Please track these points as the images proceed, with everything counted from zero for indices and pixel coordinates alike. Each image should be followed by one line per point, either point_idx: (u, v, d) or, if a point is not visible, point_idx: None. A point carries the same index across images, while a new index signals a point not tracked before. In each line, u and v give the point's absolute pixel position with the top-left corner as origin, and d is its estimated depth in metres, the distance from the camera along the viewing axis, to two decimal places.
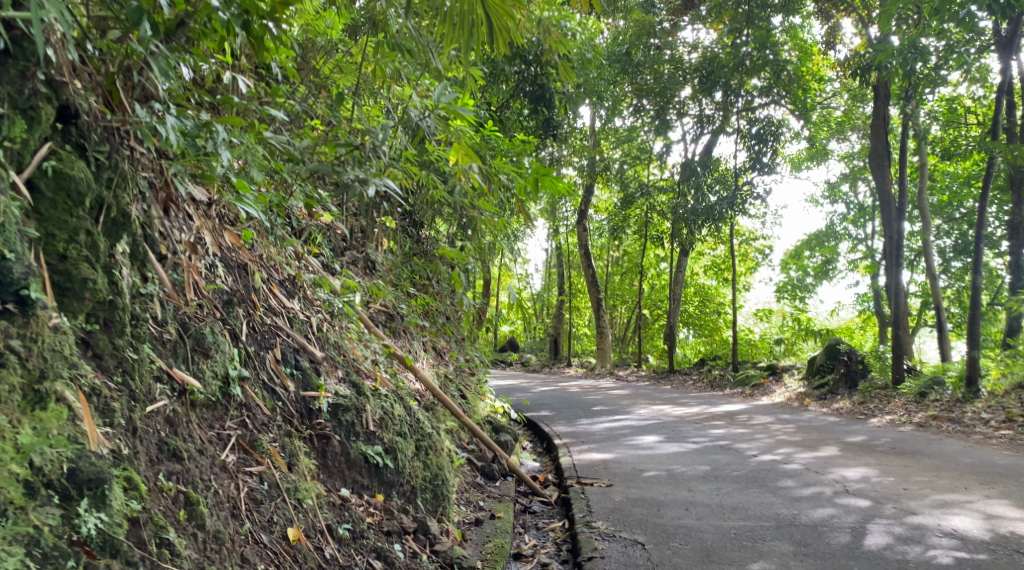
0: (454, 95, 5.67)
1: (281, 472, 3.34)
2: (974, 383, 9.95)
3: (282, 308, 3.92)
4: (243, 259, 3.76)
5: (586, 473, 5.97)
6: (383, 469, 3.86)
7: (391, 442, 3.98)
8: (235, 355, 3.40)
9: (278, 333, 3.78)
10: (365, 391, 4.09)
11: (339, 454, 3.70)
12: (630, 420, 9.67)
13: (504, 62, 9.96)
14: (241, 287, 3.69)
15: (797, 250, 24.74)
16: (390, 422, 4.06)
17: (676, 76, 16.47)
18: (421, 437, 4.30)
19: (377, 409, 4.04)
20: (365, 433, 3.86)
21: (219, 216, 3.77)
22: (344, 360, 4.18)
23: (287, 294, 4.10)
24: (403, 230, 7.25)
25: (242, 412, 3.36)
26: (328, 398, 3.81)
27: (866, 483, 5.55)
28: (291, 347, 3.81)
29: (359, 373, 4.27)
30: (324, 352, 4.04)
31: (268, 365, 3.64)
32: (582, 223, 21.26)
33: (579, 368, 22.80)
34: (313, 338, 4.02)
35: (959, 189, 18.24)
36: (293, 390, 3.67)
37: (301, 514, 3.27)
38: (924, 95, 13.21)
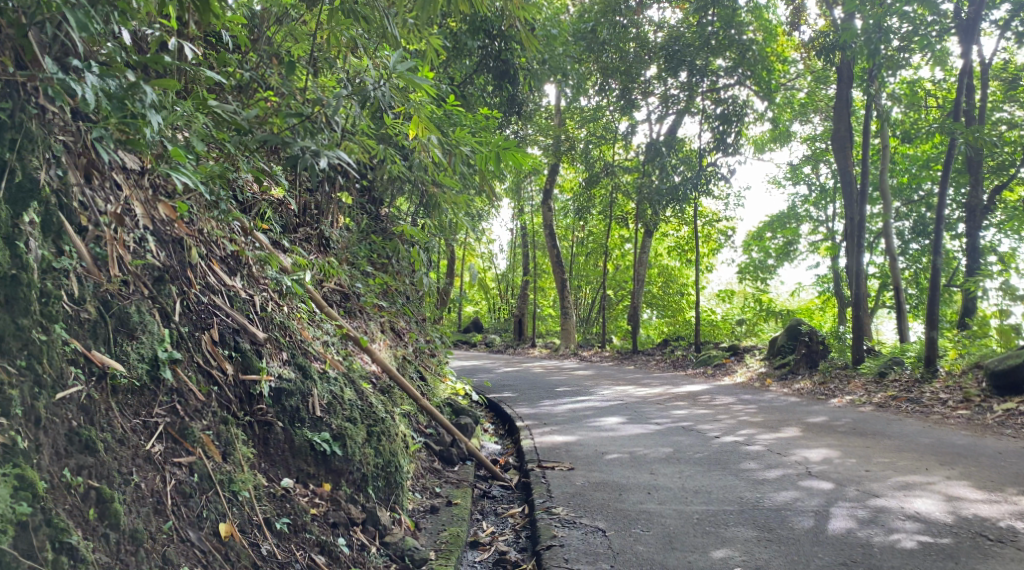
0: (411, 65, 5.47)
1: (214, 463, 3.16)
2: (931, 363, 10.02)
3: (221, 286, 3.67)
4: (178, 232, 3.48)
5: (547, 457, 5.84)
6: (331, 457, 3.70)
7: (340, 428, 3.83)
8: (165, 335, 3.18)
9: (216, 313, 3.55)
10: (312, 375, 3.92)
11: (282, 442, 3.57)
12: (593, 401, 9.58)
13: (467, 35, 9.72)
14: (175, 263, 3.41)
15: (759, 232, 24.86)
16: (338, 408, 3.93)
17: (642, 56, 16.37)
18: (373, 422, 4.11)
19: (323, 394, 3.90)
20: (311, 420, 3.72)
21: (152, 185, 3.48)
22: (292, 342, 3.99)
23: (229, 271, 3.88)
24: (360, 206, 7.02)
25: (173, 397, 3.14)
26: (271, 381, 3.65)
27: (828, 464, 5.50)
28: (230, 329, 3.57)
29: (308, 355, 4.06)
30: (267, 332, 3.82)
31: (205, 346, 3.40)
32: (547, 203, 21.13)
33: (543, 349, 22.75)
34: (255, 318, 3.79)
35: (918, 171, 18.41)
36: (231, 373, 3.46)
37: (235, 509, 3.12)
38: (887, 78, 13.26)
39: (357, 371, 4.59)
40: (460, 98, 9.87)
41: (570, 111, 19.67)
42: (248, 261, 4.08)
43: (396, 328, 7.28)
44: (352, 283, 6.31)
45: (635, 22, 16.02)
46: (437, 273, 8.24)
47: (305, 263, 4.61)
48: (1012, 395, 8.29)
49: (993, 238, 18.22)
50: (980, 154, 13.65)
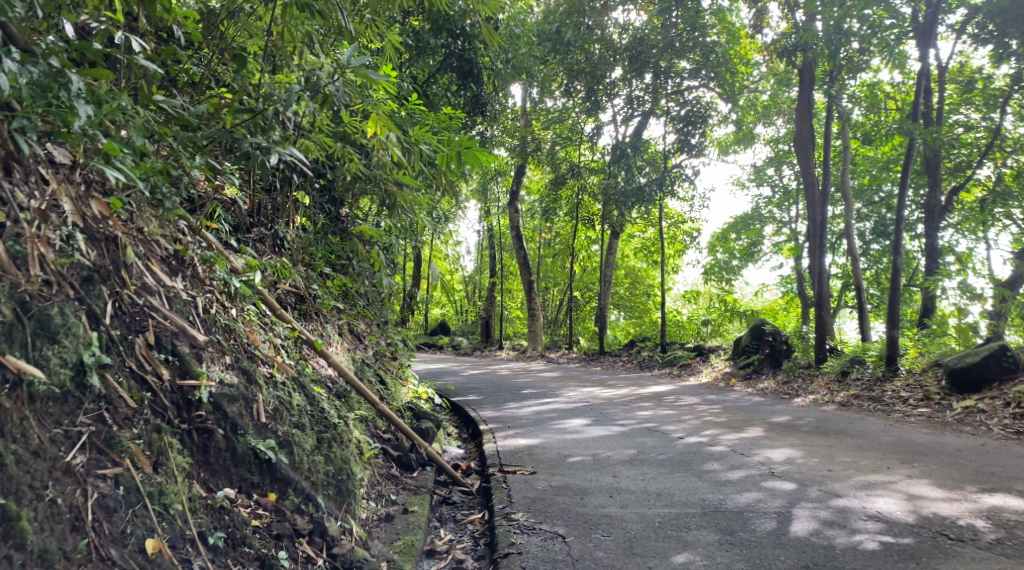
0: (367, 60, 5.30)
1: (144, 474, 3.04)
2: (892, 362, 10.09)
3: (157, 287, 3.50)
4: (111, 229, 3.34)
5: (509, 460, 5.73)
6: (276, 466, 3.60)
7: (285, 436, 3.74)
8: (92, 339, 3.07)
9: (149, 316, 3.39)
10: (258, 380, 3.79)
11: (224, 450, 3.43)
12: (558, 402, 9.50)
13: (429, 34, 9.57)
14: (108, 262, 3.29)
15: (723, 233, 25.00)
16: (285, 414, 3.84)
17: (607, 57, 16.35)
18: (324, 429, 4.02)
19: (269, 400, 3.79)
20: (256, 426, 3.60)
21: (84, 180, 3.37)
22: (237, 346, 3.85)
23: (170, 271, 3.77)
24: (318, 206, 6.86)
25: (101, 404, 3.05)
26: (212, 387, 3.47)
27: (790, 464, 5.47)
28: (168, 331, 3.45)
29: (254, 359, 3.96)
30: (210, 336, 3.67)
31: (139, 351, 3.26)
32: (513, 204, 21.04)
33: (511, 351, 22.66)
34: (197, 321, 3.66)
35: (879, 173, 18.62)
36: (168, 379, 3.32)
37: (165, 523, 3.02)
38: (848, 80, 13.37)
39: (308, 376, 4.47)
40: (423, 97, 9.72)
41: (536, 112, 19.60)
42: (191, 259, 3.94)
43: (356, 330, 7.16)
44: (308, 285, 6.15)
45: (599, 23, 16.01)
46: (399, 274, 8.09)
47: (255, 264, 4.48)
48: (971, 393, 8.36)
49: (952, 238, 18.49)
50: (938, 155, 13.82)
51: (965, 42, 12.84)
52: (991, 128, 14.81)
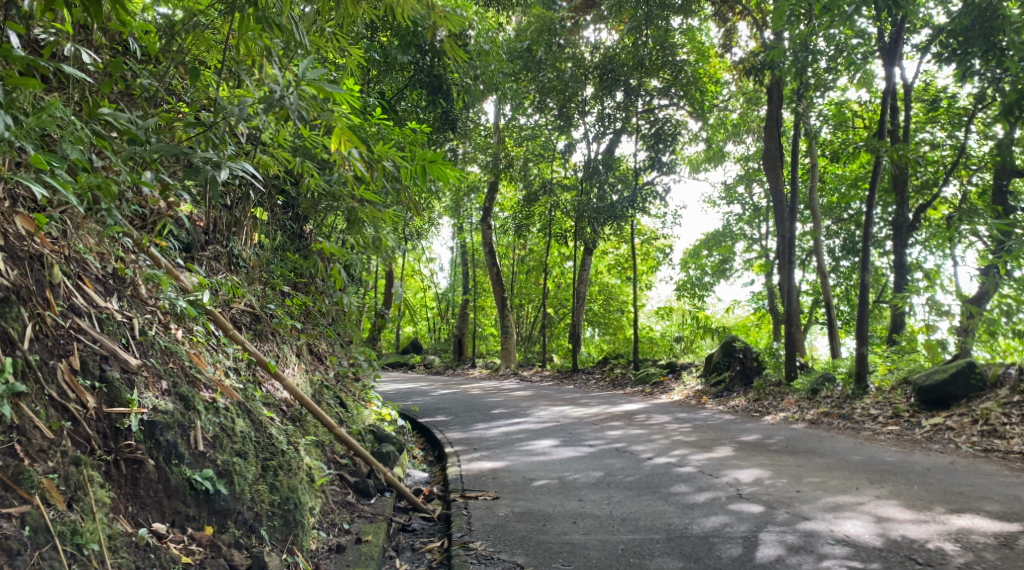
0: (323, 72, 5.14)
1: (56, 512, 2.95)
2: (861, 379, 10.07)
3: (86, 307, 3.51)
4: (36, 246, 3.38)
5: (472, 485, 5.56)
6: (215, 497, 3.55)
7: (226, 464, 3.68)
8: (7, 365, 2.98)
9: (75, 339, 3.39)
10: (196, 406, 3.74)
11: (155, 482, 3.37)
12: (527, 422, 9.35)
13: (397, 49, 9.43)
14: (30, 282, 3.28)
15: (695, 249, 25.03)
16: (226, 441, 3.78)
17: (579, 75, 16.32)
18: (270, 456, 4.00)
19: (208, 427, 3.71)
20: (191, 455, 3.54)
21: (11, 197, 3.43)
22: (177, 370, 3.82)
23: (104, 292, 3.72)
24: (276, 221, 6.68)
25: (13, 435, 2.96)
26: (142, 414, 3.44)
27: (758, 485, 5.37)
28: (96, 356, 3.43)
29: (196, 383, 3.90)
30: (143, 360, 3.64)
31: (61, 377, 3.23)
32: (485, 221, 20.90)
33: (483, 369, 22.43)
34: (131, 344, 3.63)
35: (848, 191, 18.74)
36: (93, 406, 3.28)
37: (77, 566, 2.91)
38: (817, 97, 13.44)
39: (255, 401, 4.34)
40: (390, 114, 9.58)
41: (508, 129, 19.55)
42: (133, 280, 3.92)
43: (316, 350, 7.00)
44: (265, 303, 5.97)
45: (569, 41, 15.99)
46: (363, 293, 7.91)
47: (204, 283, 4.37)
48: (939, 410, 8.34)
49: (920, 255, 18.63)
50: (905, 172, 13.91)
51: (930, 62, 12.98)
52: (956, 146, 14.97)
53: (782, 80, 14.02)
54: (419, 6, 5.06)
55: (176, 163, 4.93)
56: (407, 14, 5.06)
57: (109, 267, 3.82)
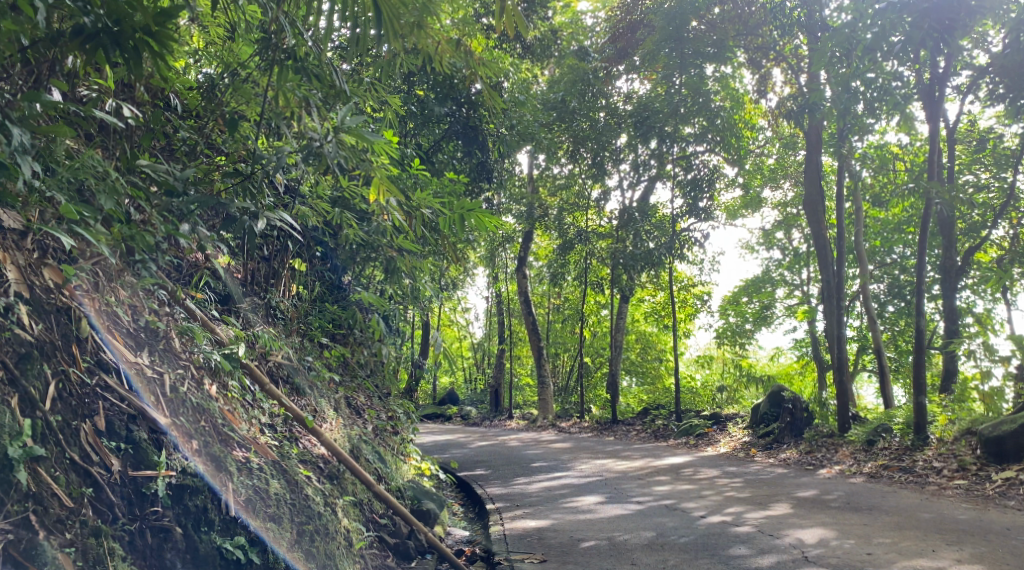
0: (361, 120, 5.00)
1: None
2: (921, 430, 9.61)
3: (116, 363, 3.40)
4: (64, 299, 3.25)
5: (518, 547, 5.27)
6: (246, 566, 3.48)
7: (259, 532, 3.61)
8: (25, 429, 2.85)
9: (101, 399, 3.29)
10: (229, 468, 3.64)
11: (183, 551, 3.26)
12: (569, 477, 9.03)
13: (434, 102, 9.41)
14: (54, 337, 3.16)
15: (734, 296, 24.60)
16: (260, 505, 3.69)
17: (613, 124, 16.22)
18: (306, 520, 3.91)
19: (241, 489, 3.63)
20: (223, 522, 3.47)
21: (40, 248, 3.30)
22: (209, 429, 3.70)
23: (136, 345, 3.60)
24: (315, 272, 6.56)
25: (28, 504, 2.82)
26: (171, 477, 3.35)
27: (824, 547, 5.02)
28: (123, 416, 3.34)
29: (229, 442, 3.80)
30: (174, 418, 3.53)
31: (85, 439, 3.12)
32: (520, 271, 20.73)
33: (521, 421, 22.03)
34: (162, 401, 3.53)
35: (890, 235, 18.31)
36: (118, 470, 3.18)
37: None
38: (858, 139, 13.19)
39: (291, 458, 4.21)
40: (427, 166, 9.50)
41: (542, 178, 19.53)
42: (168, 332, 3.81)
43: (354, 404, 6.83)
44: (302, 356, 5.85)
45: (603, 91, 16.02)
46: (402, 344, 7.74)
47: (240, 336, 4.24)
48: (1009, 462, 7.88)
49: (970, 298, 18.09)
50: (952, 214, 13.52)
51: (973, 103, 12.71)
52: (1003, 187, 14.56)
53: (820, 123, 13.77)
54: (457, 55, 4.96)
55: (214, 213, 4.85)
56: (445, 63, 4.95)
57: (140, 321, 3.70)
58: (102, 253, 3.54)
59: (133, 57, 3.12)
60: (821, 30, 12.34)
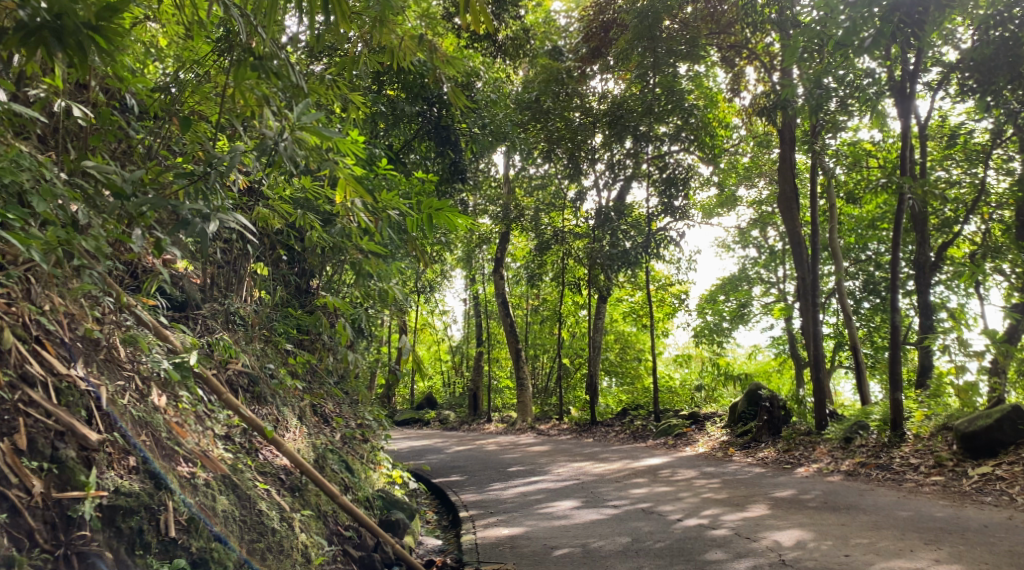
0: (319, 114, 4.73)
1: None
2: (897, 427, 9.56)
3: (45, 375, 3.27)
4: None
5: (489, 556, 5.11)
6: None
7: (202, 553, 3.49)
8: None
9: (24, 416, 3.11)
10: (170, 485, 3.56)
11: None
12: (545, 481, 8.88)
13: (403, 102, 9.08)
14: None
15: (712, 295, 24.58)
16: (205, 522, 3.60)
17: (587, 124, 15.81)
18: (256, 538, 3.84)
19: (183, 508, 3.53)
20: (161, 544, 3.35)
21: None
22: (151, 443, 3.63)
23: (69, 356, 3.47)
24: (278, 276, 6.37)
25: None
26: (101, 498, 3.23)
27: (801, 550, 4.92)
28: (51, 433, 3.18)
29: (176, 458, 3.75)
30: (110, 434, 3.44)
31: (4, 460, 2.96)
32: (497, 273, 20.51)
33: (500, 424, 21.82)
34: (97, 415, 3.43)
35: (865, 232, 18.33)
36: (39, 491, 3.02)
37: None
38: (831, 136, 13.17)
39: (245, 473, 4.16)
40: (398, 167, 9.28)
41: (518, 179, 19.39)
42: (107, 341, 3.74)
43: (321, 412, 6.65)
44: (264, 363, 5.68)
45: (577, 90, 15.90)
46: (372, 349, 7.55)
47: (192, 346, 4.18)
48: (985, 457, 7.85)
49: (944, 293, 18.18)
50: (925, 209, 13.53)
51: (945, 99, 12.73)
52: (975, 183, 14.60)
53: (793, 120, 13.72)
54: (422, 53, 4.78)
55: (166, 215, 4.65)
56: (410, 62, 4.77)
57: (78, 331, 3.60)
58: (33, 261, 3.39)
59: (78, 54, 2.99)
60: (793, 27, 12.22)
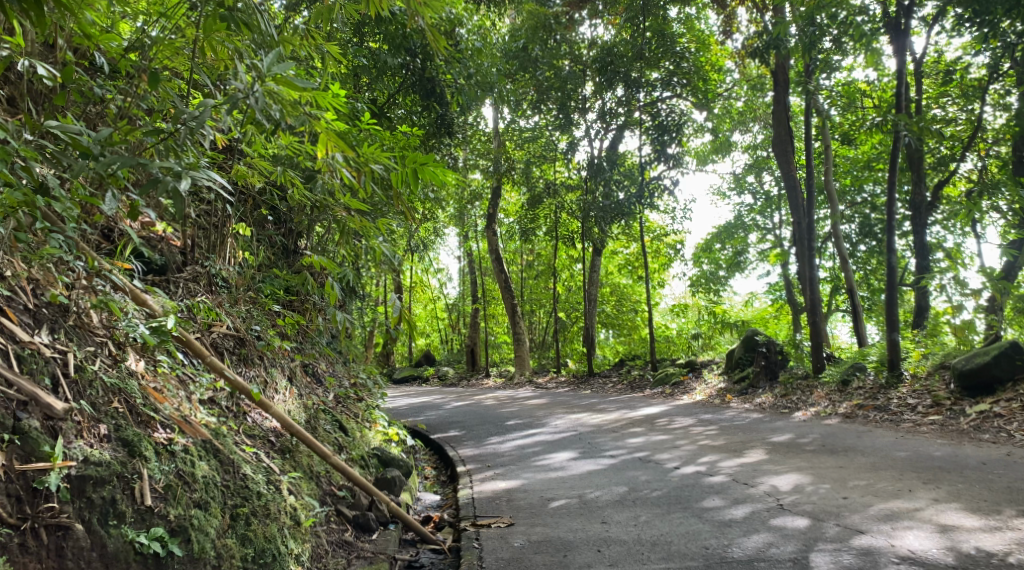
0: (292, 64, 4.48)
1: None
2: (895, 367, 9.53)
3: (4, 344, 3.21)
4: None
5: (485, 510, 5.07)
6: (166, 559, 3.29)
7: (179, 522, 3.41)
8: None
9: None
10: (144, 453, 3.47)
11: (85, 549, 3.08)
12: (543, 434, 8.85)
13: (386, 53, 8.80)
14: None
15: (707, 243, 24.49)
16: (182, 490, 3.52)
17: (577, 72, 15.73)
18: (240, 503, 3.77)
19: (158, 476, 3.45)
20: (136, 513, 3.28)
21: None
22: (123, 411, 3.56)
23: (32, 324, 3.45)
24: (262, 236, 6.23)
25: None
26: (69, 469, 3.16)
27: (799, 493, 4.88)
28: (12, 404, 3.12)
29: (151, 425, 3.67)
30: (78, 403, 3.38)
31: None
32: (490, 228, 20.29)
33: (498, 379, 21.81)
34: (63, 382, 3.37)
35: (860, 173, 18.16)
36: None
37: None
38: (824, 77, 12.93)
39: (229, 438, 4.10)
40: (382, 123, 9.04)
41: (509, 132, 19.04)
42: (77, 308, 3.70)
43: (312, 372, 6.56)
44: (250, 325, 5.58)
45: (565, 37, 15.46)
46: (364, 307, 7.43)
47: (171, 309, 4.07)
48: (984, 396, 7.81)
49: (939, 233, 18.08)
50: (921, 148, 13.37)
51: (941, 34, 12.45)
52: (971, 119, 14.39)
53: (786, 61, 13.40)
54: (399, 1, 4.52)
55: (139, 175, 4.52)
56: (386, 10, 4.52)
57: (44, 297, 3.58)
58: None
59: None
60: None
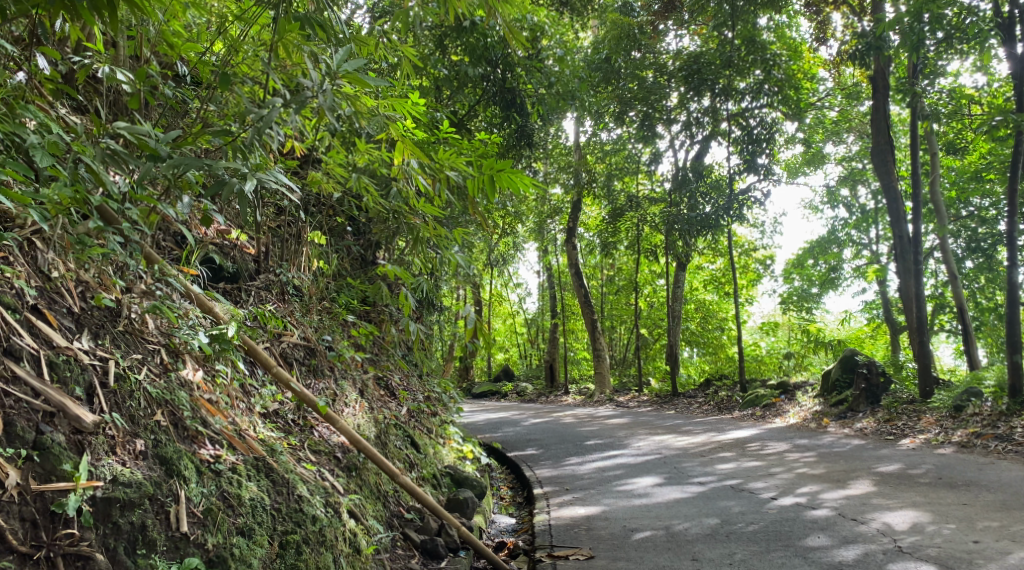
0: (361, 60, 4.10)
1: None
2: (1017, 393, 8.70)
3: (36, 348, 3.06)
4: None
5: (563, 540, 4.68)
6: None
7: (219, 550, 3.18)
8: None
9: (5, 396, 2.87)
10: (183, 472, 3.26)
11: None
12: (626, 455, 8.41)
13: (465, 63, 8.52)
14: None
15: (799, 259, 23.48)
16: (224, 514, 3.30)
17: (661, 82, 15.02)
18: (290, 529, 3.52)
19: (197, 499, 3.24)
20: (170, 540, 3.05)
21: None
22: (165, 424, 3.36)
23: (73, 328, 3.28)
24: (338, 245, 6.03)
25: None
26: (96, 490, 2.95)
27: (920, 535, 4.32)
28: (38, 415, 2.94)
29: (198, 439, 3.48)
30: (113, 412, 3.19)
31: None
32: (570, 242, 19.80)
33: (578, 397, 21.19)
34: (100, 392, 3.20)
35: (967, 184, 17.04)
36: (13, 480, 2.75)
37: None
38: (930, 81, 12.13)
39: (286, 455, 3.86)
40: (460, 134, 8.79)
41: (589, 145, 18.63)
42: (128, 313, 3.55)
43: (386, 385, 6.33)
44: (321, 335, 5.37)
45: (650, 48, 15.08)
46: (442, 320, 7.15)
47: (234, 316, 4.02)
48: None
49: None
50: None
51: None
52: None
53: (887, 65, 12.59)
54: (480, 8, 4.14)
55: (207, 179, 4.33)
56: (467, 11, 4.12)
57: (92, 300, 3.44)
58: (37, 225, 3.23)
59: None
60: None
